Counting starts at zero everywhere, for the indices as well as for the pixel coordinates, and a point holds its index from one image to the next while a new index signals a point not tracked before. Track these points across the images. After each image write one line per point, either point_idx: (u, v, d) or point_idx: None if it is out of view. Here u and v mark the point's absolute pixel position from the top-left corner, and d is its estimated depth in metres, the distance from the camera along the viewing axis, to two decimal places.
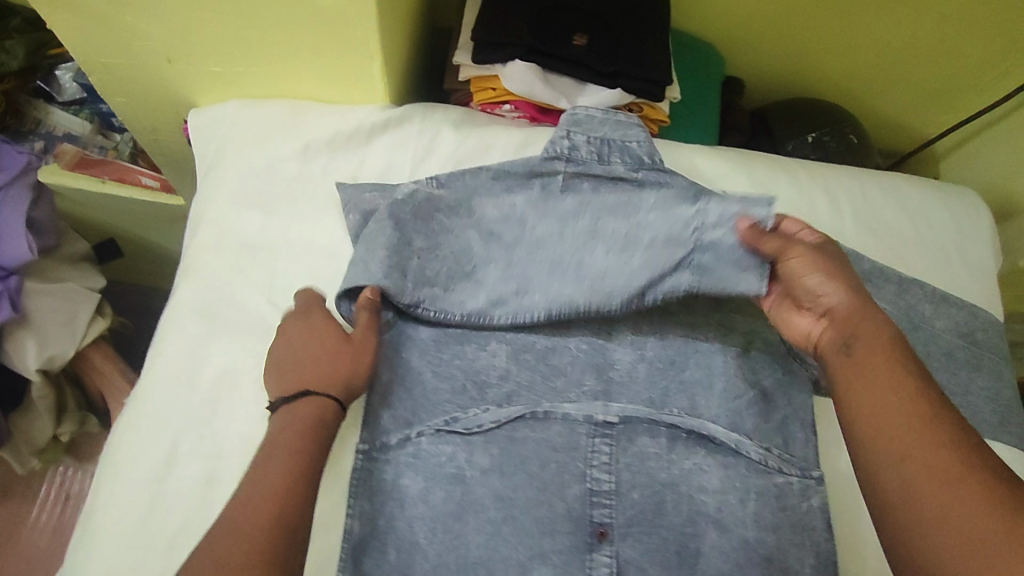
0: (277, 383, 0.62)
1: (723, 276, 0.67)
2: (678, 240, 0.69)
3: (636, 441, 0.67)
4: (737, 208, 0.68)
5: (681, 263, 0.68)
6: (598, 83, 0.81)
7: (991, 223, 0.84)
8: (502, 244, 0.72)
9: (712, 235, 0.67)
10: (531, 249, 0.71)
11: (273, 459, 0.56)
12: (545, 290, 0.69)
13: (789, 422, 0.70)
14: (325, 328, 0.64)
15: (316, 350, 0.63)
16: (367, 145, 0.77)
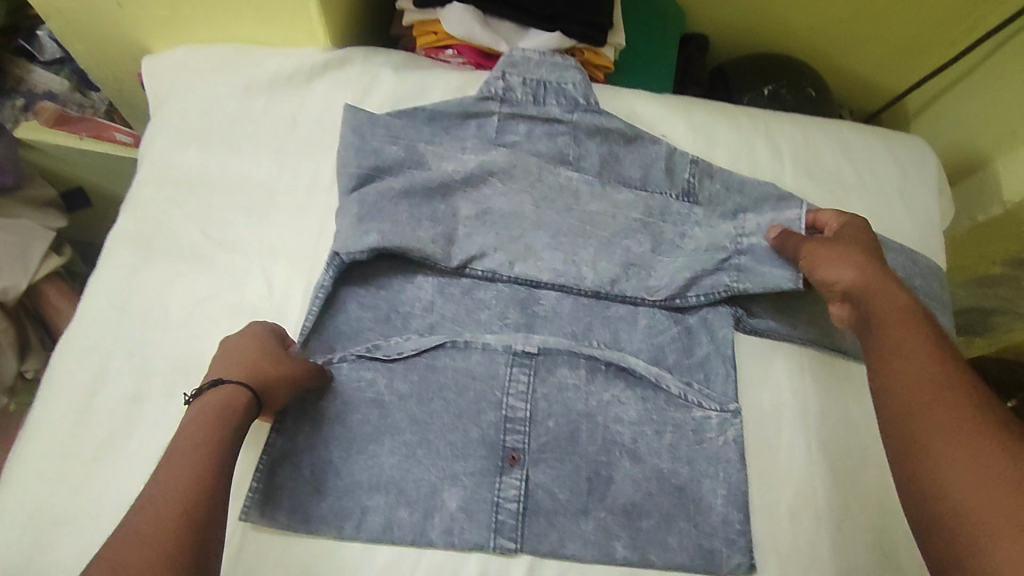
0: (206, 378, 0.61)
1: (759, 273, 0.70)
2: (718, 243, 0.72)
3: (555, 371, 0.68)
4: (773, 216, 0.72)
5: (721, 262, 0.71)
6: (538, 27, 0.82)
7: (936, 171, 0.84)
8: (546, 202, 0.74)
9: (751, 240, 0.71)
10: (566, 220, 0.74)
11: (179, 458, 0.53)
12: (499, 237, 0.72)
13: (710, 359, 0.70)
14: (258, 338, 0.64)
15: (246, 352, 0.62)
16: (308, 87, 0.80)
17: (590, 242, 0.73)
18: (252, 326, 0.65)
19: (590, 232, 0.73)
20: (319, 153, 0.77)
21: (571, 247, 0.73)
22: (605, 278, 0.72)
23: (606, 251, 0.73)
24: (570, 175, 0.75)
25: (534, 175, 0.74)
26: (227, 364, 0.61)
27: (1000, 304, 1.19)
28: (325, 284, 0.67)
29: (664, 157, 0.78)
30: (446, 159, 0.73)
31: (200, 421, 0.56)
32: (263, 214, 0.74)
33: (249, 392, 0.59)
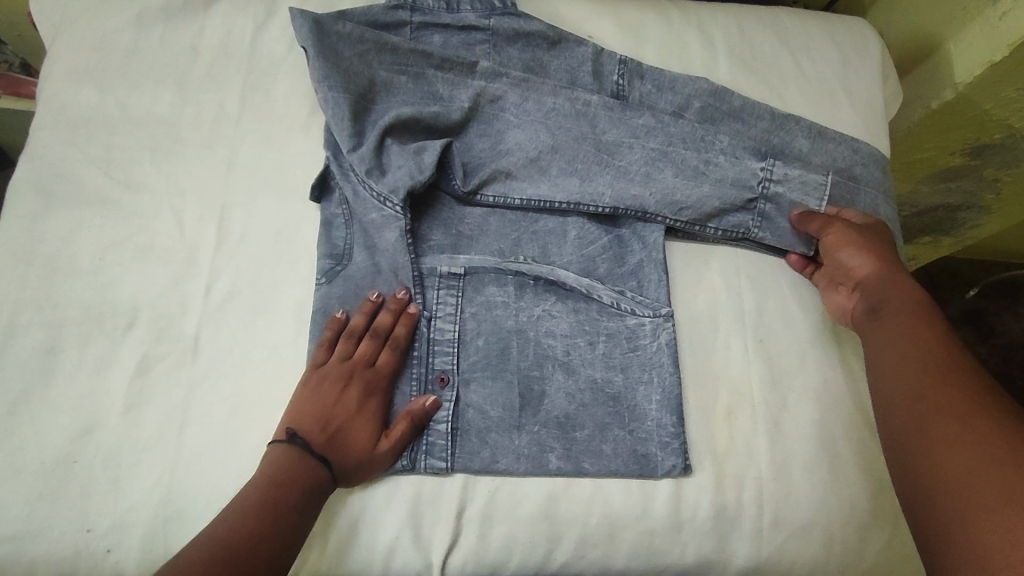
0: (307, 422, 0.58)
1: (780, 227, 0.70)
2: (747, 185, 0.70)
3: (483, 290, 0.66)
4: (799, 172, 0.70)
5: (749, 206, 0.70)
6: None
7: (881, 55, 0.80)
8: (563, 130, 0.71)
9: (779, 188, 0.70)
10: (582, 147, 0.70)
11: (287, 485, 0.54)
12: (501, 157, 0.70)
13: (644, 266, 0.68)
14: (370, 407, 0.60)
15: (345, 416, 0.59)
16: (207, 12, 0.75)
17: (606, 170, 0.70)
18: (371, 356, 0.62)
19: (617, 150, 0.71)
20: (224, 82, 0.73)
21: (586, 173, 0.69)
22: (624, 196, 0.68)
23: (625, 172, 0.70)
24: (588, 100, 0.72)
25: (546, 104, 0.71)
26: (319, 411, 0.59)
27: (963, 198, 1.17)
28: (405, 229, 0.65)
29: (591, 58, 0.74)
30: (460, 88, 0.70)
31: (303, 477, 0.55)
32: (171, 153, 0.70)
33: (327, 472, 0.56)
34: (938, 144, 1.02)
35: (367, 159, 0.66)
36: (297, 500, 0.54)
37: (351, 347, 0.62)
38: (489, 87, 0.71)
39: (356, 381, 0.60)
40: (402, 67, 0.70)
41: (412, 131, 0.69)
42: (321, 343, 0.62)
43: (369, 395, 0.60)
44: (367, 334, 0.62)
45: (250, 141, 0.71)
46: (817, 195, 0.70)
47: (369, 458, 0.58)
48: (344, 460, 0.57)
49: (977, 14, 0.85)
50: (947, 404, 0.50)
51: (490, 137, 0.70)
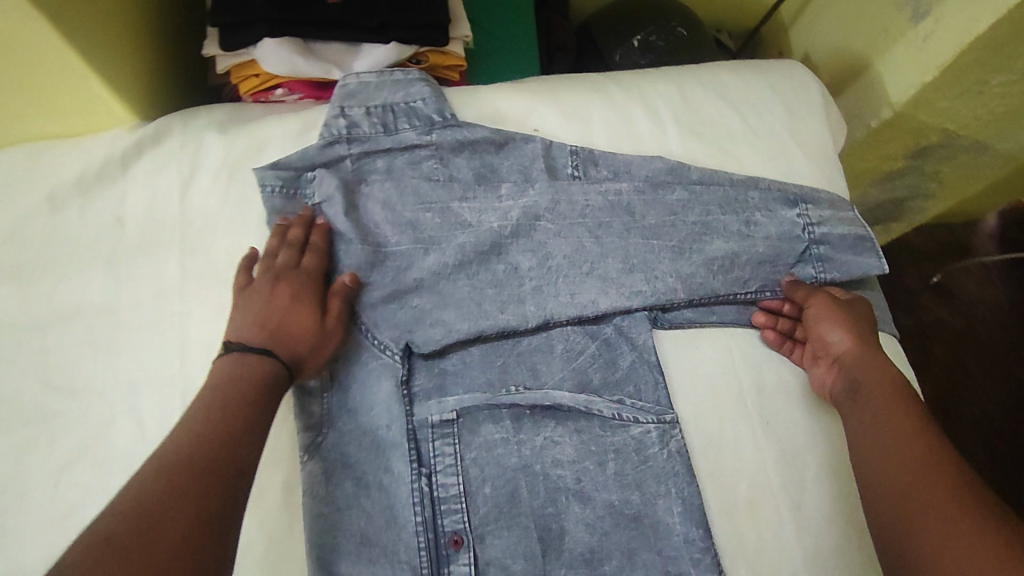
0: (239, 327, 0.58)
1: (843, 262, 0.69)
2: (795, 236, 0.69)
3: (479, 430, 0.63)
4: (831, 211, 0.70)
5: (805, 255, 0.69)
6: (369, 40, 0.71)
7: (824, 95, 0.80)
8: (604, 228, 0.68)
9: (824, 230, 0.69)
10: (628, 241, 0.68)
11: (235, 382, 0.54)
12: (540, 265, 0.67)
13: (638, 368, 0.66)
14: (306, 296, 0.62)
15: (281, 313, 0.60)
16: (123, 178, 0.68)
17: (590, 278, 0.67)
18: (291, 261, 0.63)
19: (613, 259, 0.67)
20: (159, 252, 0.67)
21: (645, 266, 0.67)
22: (693, 285, 0.67)
23: (626, 274, 0.67)
24: (618, 189, 0.69)
25: (579, 204, 0.68)
26: (255, 315, 0.59)
27: (910, 189, 1.18)
28: (404, 378, 0.64)
29: (541, 154, 0.71)
30: (487, 213, 0.68)
31: (249, 375, 0.55)
32: (114, 343, 0.64)
33: (279, 364, 0.57)
34: (880, 154, 1.03)
35: (377, 304, 0.65)
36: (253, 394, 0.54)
37: (272, 260, 0.64)
38: (465, 209, 0.68)
39: (282, 283, 0.62)
40: (427, 204, 0.68)
41: (426, 275, 0.66)
42: (240, 271, 0.63)
43: (303, 286, 0.62)
44: (283, 248, 0.64)
45: (199, 311, 0.65)
46: (856, 224, 0.70)
47: (318, 344, 0.61)
48: (295, 349, 0.59)
49: (900, 35, 0.84)
50: (942, 520, 0.47)
51: (534, 253, 0.67)
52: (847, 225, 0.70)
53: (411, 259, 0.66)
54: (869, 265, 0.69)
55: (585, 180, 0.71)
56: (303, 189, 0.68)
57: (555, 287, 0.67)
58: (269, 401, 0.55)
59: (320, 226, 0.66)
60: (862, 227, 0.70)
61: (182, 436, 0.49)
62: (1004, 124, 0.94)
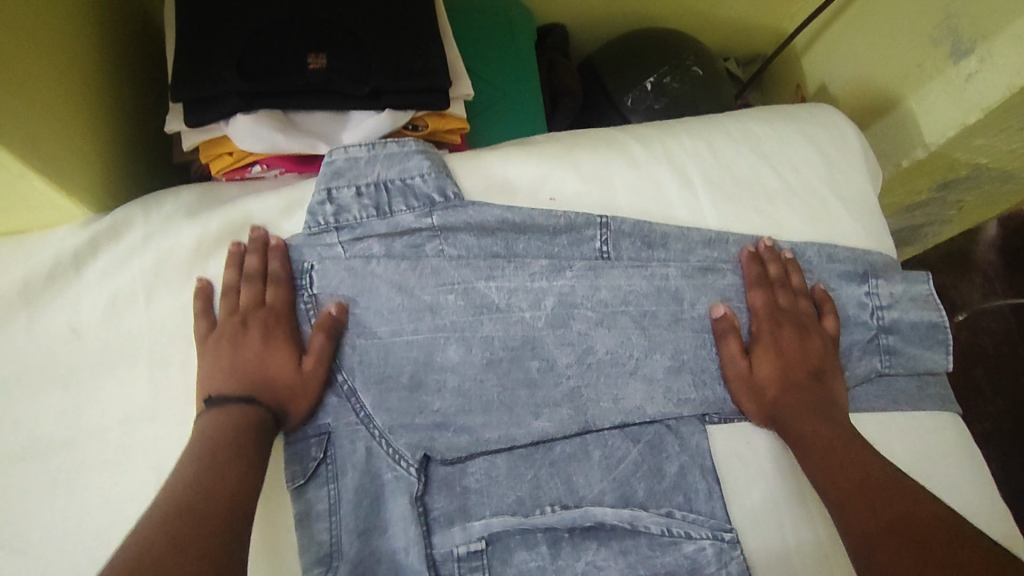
0: (217, 385, 0.54)
1: (912, 355, 0.64)
2: (856, 320, 0.64)
3: (512, 559, 0.55)
4: (903, 287, 0.65)
5: (872, 344, 0.64)
6: (360, 108, 0.62)
7: (862, 142, 0.72)
8: (650, 317, 0.62)
9: (893, 314, 0.64)
10: (679, 333, 0.62)
11: (215, 433, 0.50)
12: (575, 363, 0.60)
13: (687, 472, 0.59)
14: (278, 338, 0.56)
15: (256, 366, 0.55)
16: (78, 282, 0.58)
17: (636, 378, 0.60)
18: (254, 294, 0.57)
19: (661, 355, 0.61)
20: (126, 367, 0.57)
21: (699, 364, 0.62)
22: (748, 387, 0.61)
23: (675, 373, 0.61)
24: (665, 274, 0.63)
25: (621, 288, 0.62)
26: (228, 370, 0.54)
27: (927, 218, 1.08)
28: (420, 493, 0.55)
29: (563, 229, 0.63)
30: (519, 294, 0.61)
31: (231, 430, 0.50)
32: (78, 483, 0.55)
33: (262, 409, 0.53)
34: (909, 189, 0.92)
35: (394, 414, 0.57)
36: (230, 433, 0.50)
37: (235, 300, 0.58)
38: (488, 298, 0.60)
39: (250, 324, 0.56)
40: (449, 284, 0.60)
41: (448, 380, 0.59)
42: (200, 313, 0.57)
43: (272, 324, 0.57)
44: (244, 283, 0.58)
45: (175, 439, 0.56)
46: (931, 306, 0.65)
47: (299, 383, 0.55)
48: (275, 394, 0.54)
49: (939, 69, 0.78)
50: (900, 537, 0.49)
51: (574, 350, 0.60)
52: (922, 311, 0.64)
53: (429, 361, 0.59)
54: (937, 361, 0.65)
55: (619, 261, 0.63)
56: (301, 281, 0.60)
57: (592, 389, 0.60)
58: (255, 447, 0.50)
59: (275, 247, 0.59)
60: (939, 314, 0.65)
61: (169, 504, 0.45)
62: None
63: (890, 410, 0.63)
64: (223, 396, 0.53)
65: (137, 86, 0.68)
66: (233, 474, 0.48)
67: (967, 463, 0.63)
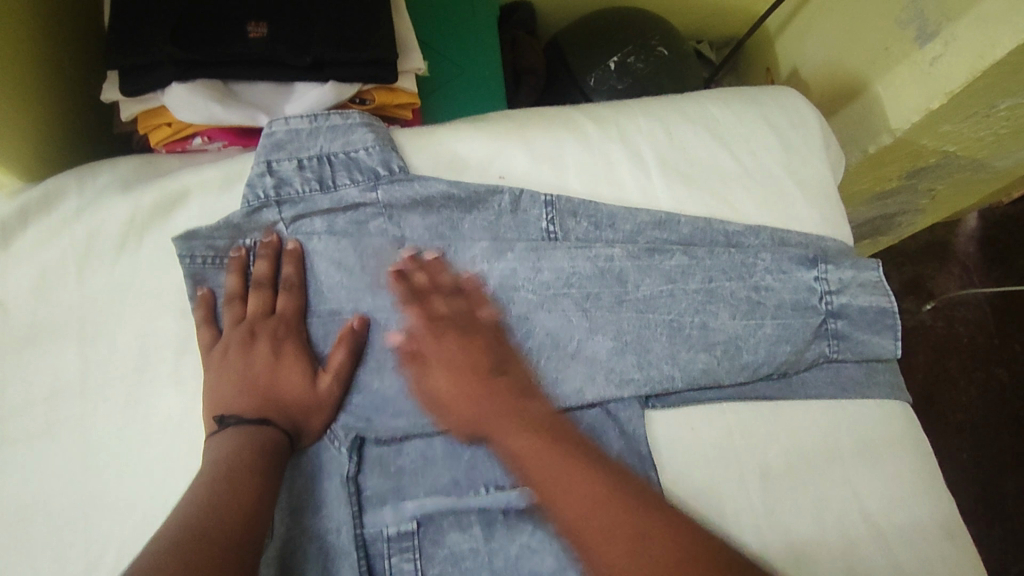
0: (233, 400, 0.52)
1: (861, 341, 0.63)
2: (809, 307, 0.62)
3: (444, 540, 0.54)
4: (852, 272, 0.63)
5: (821, 331, 0.62)
6: (301, 78, 0.62)
7: (822, 124, 0.71)
8: (592, 299, 0.60)
9: (841, 299, 0.62)
10: (621, 315, 0.60)
11: (250, 428, 0.50)
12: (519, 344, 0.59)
13: (627, 457, 0.58)
14: (289, 348, 0.55)
15: (266, 374, 0.54)
16: (7, 253, 0.57)
17: (577, 360, 0.59)
18: (264, 305, 0.56)
19: (602, 337, 0.59)
20: (55, 340, 0.56)
21: (641, 344, 0.59)
22: (695, 374, 0.59)
23: (618, 355, 0.59)
24: (609, 254, 0.61)
25: (564, 269, 0.60)
26: (237, 383, 0.53)
27: (900, 207, 1.07)
28: (352, 475, 0.54)
29: (510, 208, 0.62)
30: (462, 276, 0.59)
31: (257, 439, 0.49)
32: (2, 461, 0.54)
33: (277, 429, 0.51)
34: (877, 176, 0.90)
35: None
36: (254, 445, 0.49)
37: (242, 307, 0.57)
38: (429, 276, 0.59)
39: (262, 334, 0.55)
40: (392, 264, 0.59)
41: (386, 361, 0.57)
42: (203, 321, 0.56)
43: (285, 336, 0.55)
44: (252, 290, 0.57)
45: (104, 416, 0.55)
46: (880, 291, 0.63)
47: (314, 398, 0.54)
48: (290, 410, 0.53)
49: (906, 54, 0.76)
50: None
51: (518, 331, 0.59)
52: (870, 295, 0.63)
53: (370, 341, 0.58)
54: (884, 347, 0.63)
55: (565, 242, 0.62)
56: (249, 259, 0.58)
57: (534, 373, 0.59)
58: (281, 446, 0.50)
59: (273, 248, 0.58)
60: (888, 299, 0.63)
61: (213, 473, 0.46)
62: (1008, 141, 0.84)
63: (839, 398, 0.62)
64: (236, 412, 0.52)
65: (76, 54, 0.66)
66: (271, 459, 0.48)
67: (915, 451, 0.62)
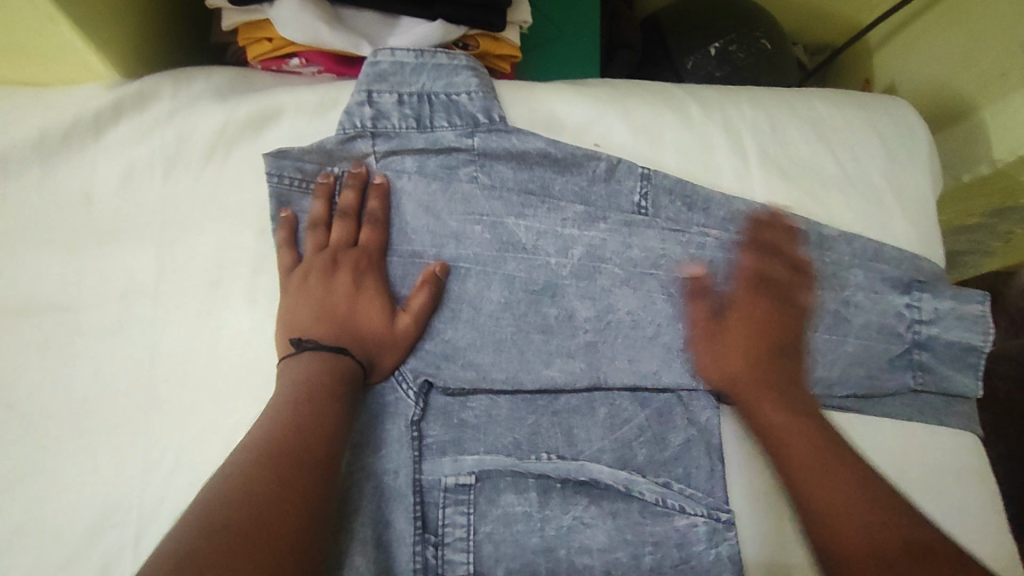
0: (309, 326, 0.52)
1: (944, 376, 0.61)
2: (897, 333, 0.61)
3: (499, 500, 0.52)
4: (952, 304, 0.61)
5: (905, 360, 0.61)
6: (412, 14, 0.60)
7: (929, 141, 0.68)
8: (678, 285, 0.59)
9: (933, 329, 0.61)
10: (705, 308, 0.59)
11: (327, 352, 0.49)
12: (597, 315, 0.58)
13: (692, 446, 0.56)
14: (368, 283, 0.54)
15: (344, 304, 0.53)
16: (96, 143, 0.56)
17: (654, 346, 0.58)
18: (347, 236, 0.55)
19: (684, 327, 0.58)
20: (133, 239, 0.55)
21: (719, 342, 0.58)
22: (767, 378, 0.58)
23: (695, 347, 0.58)
24: (701, 243, 0.60)
25: (654, 251, 0.59)
26: (315, 310, 0.52)
27: (972, 245, 1.04)
28: (416, 419, 0.53)
29: (604, 176, 0.60)
30: (549, 238, 0.58)
31: (333, 367, 0.49)
32: (67, 349, 0.53)
33: (352, 359, 0.50)
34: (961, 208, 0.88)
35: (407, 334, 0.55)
36: (330, 372, 0.48)
37: (324, 234, 0.56)
38: (516, 233, 0.58)
39: (344, 264, 0.54)
40: (478, 216, 0.57)
41: (462, 314, 0.56)
42: (283, 242, 0.55)
43: (365, 269, 0.54)
44: (336, 218, 0.56)
45: (173, 324, 0.54)
46: (979, 327, 0.61)
47: (389, 336, 0.53)
48: (364, 343, 0.52)
49: (1022, 82, 0.73)
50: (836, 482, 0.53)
51: (596, 303, 0.58)
52: (964, 330, 0.61)
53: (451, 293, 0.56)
54: (968, 385, 0.61)
55: (658, 222, 0.60)
56: (336, 187, 0.57)
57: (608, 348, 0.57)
58: (354, 378, 0.49)
59: (360, 179, 0.57)
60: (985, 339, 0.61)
61: (292, 393, 0.46)
62: None
63: (914, 421, 0.61)
64: (312, 337, 0.51)
65: None
66: (348, 387, 0.48)
67: (981, 487, 0.60)
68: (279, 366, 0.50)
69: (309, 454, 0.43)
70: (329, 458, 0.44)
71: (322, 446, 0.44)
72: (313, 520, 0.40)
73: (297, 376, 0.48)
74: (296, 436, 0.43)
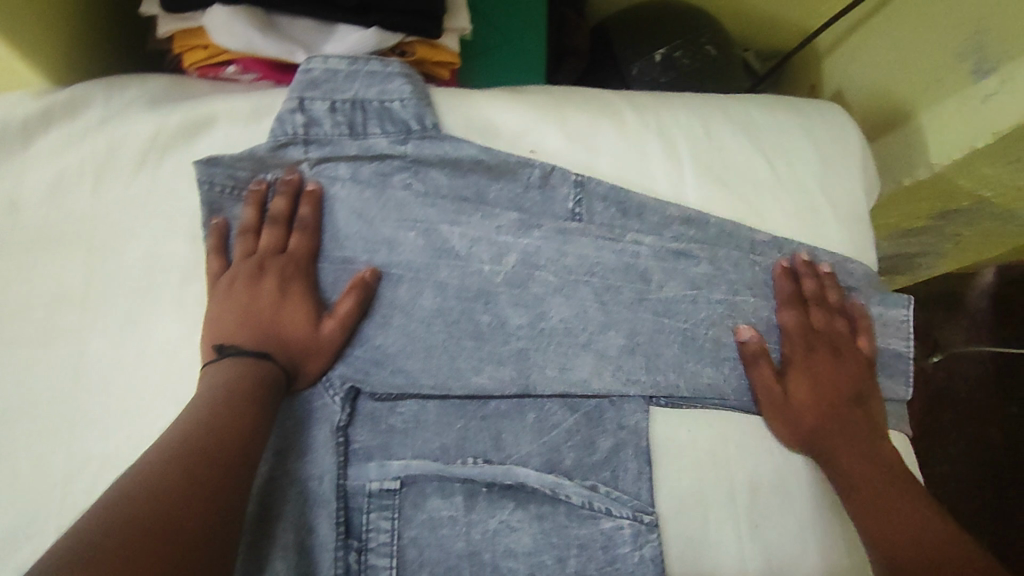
0: (233, 332, 0.52)
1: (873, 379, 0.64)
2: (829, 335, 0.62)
3: (425, 504, 0.53)
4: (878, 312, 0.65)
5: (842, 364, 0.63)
6: (349, 21, 0.60)
7: (864, 147, 0.70)
8: (605, 290, 0.59)
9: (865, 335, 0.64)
10: (639, 314, 0.60)
11: (250, 358, 0.50)
12: (528, 321, 0.58)
13: (621, 450, 0.57)
14: (295, 289, 0.54)
15: (269, 310, 0.53)
16: (25, 150, 0.56)
17: (587, 351, 0.58)
18: (276, 243, 0.55)
19: (616, 333, 0.59)
20: (63, 247, 0.55)
21: (651, 348, 0.59)
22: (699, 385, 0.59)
23: (621, 351, 0.59)
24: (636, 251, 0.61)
25: (587, 257, 0.60)
26: (239, 315, 0.53)
27: (922, 248, 1.05)
28: (343, 425, 0.53)
29: (537, 182, 0.60)
30: (481, 244, 0.58)
31: (255, 372, 0.49)
32: None
33: (274, 365, 0.51)
34: (904, 213, 0.89)
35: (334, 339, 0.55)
36: (251, 377, 0.49)
37: (254, 240, 0.56)
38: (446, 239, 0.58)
39: (271, 270, 0.54)
40: (410, 223, 0.58)
41: (392, 320, 0.57)
42: (212, 249, 0.55)
43: (293, 276, 0.55)
44: (266, 225, 0.56)
45: (101, 331, 0.54)
46: (902, 334, 0.65)
47: (314, 341, 0.53)
48: (288, 348, 0.52)
49: (956, 89, 0.74)
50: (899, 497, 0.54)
51: (527, 308, 0.58)
52: (889, 336, 0.65)
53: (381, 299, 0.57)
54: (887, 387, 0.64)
55: (590, 228, 0.60)
56: (267, 194, 0.57)
57: (538, 352, 0.58)
58: (277, 385, 0.50)
59: (292, 186, 0.57)
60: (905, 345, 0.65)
61: (211, 395, 0.47)
62: None
63: None
64: (235, 343, 0.52)
65: None
66: (268, 393, 0.49)
67: None
68: (202, 371, 0.50)
69: (222, 452, 0.43)
70: (242, 458, 0.44)
71: (236, 446, 0.44)
72: (221, 517, 0.40)
73: (218, 379, 0.48)
74: (209, 435, 0.44)
